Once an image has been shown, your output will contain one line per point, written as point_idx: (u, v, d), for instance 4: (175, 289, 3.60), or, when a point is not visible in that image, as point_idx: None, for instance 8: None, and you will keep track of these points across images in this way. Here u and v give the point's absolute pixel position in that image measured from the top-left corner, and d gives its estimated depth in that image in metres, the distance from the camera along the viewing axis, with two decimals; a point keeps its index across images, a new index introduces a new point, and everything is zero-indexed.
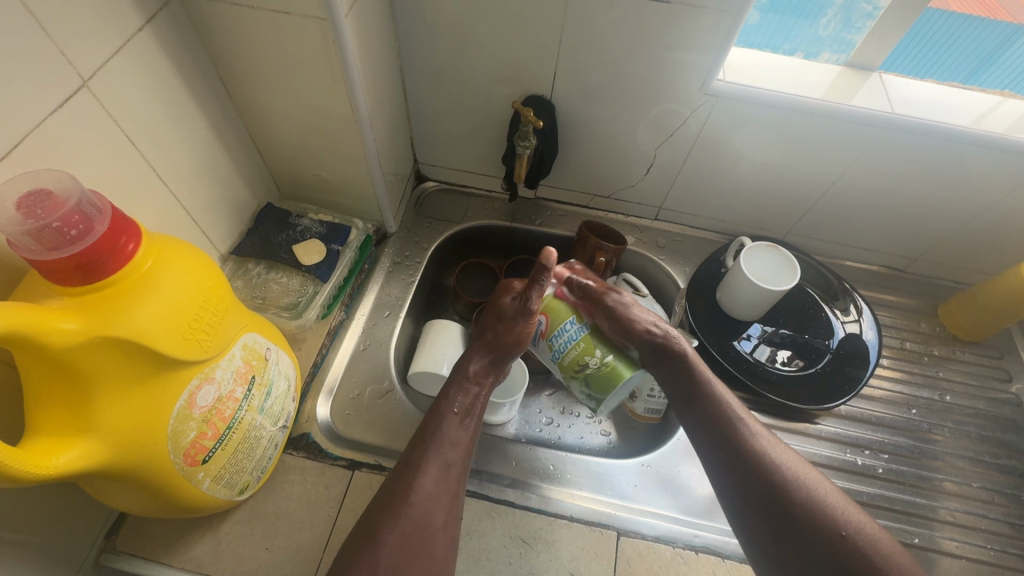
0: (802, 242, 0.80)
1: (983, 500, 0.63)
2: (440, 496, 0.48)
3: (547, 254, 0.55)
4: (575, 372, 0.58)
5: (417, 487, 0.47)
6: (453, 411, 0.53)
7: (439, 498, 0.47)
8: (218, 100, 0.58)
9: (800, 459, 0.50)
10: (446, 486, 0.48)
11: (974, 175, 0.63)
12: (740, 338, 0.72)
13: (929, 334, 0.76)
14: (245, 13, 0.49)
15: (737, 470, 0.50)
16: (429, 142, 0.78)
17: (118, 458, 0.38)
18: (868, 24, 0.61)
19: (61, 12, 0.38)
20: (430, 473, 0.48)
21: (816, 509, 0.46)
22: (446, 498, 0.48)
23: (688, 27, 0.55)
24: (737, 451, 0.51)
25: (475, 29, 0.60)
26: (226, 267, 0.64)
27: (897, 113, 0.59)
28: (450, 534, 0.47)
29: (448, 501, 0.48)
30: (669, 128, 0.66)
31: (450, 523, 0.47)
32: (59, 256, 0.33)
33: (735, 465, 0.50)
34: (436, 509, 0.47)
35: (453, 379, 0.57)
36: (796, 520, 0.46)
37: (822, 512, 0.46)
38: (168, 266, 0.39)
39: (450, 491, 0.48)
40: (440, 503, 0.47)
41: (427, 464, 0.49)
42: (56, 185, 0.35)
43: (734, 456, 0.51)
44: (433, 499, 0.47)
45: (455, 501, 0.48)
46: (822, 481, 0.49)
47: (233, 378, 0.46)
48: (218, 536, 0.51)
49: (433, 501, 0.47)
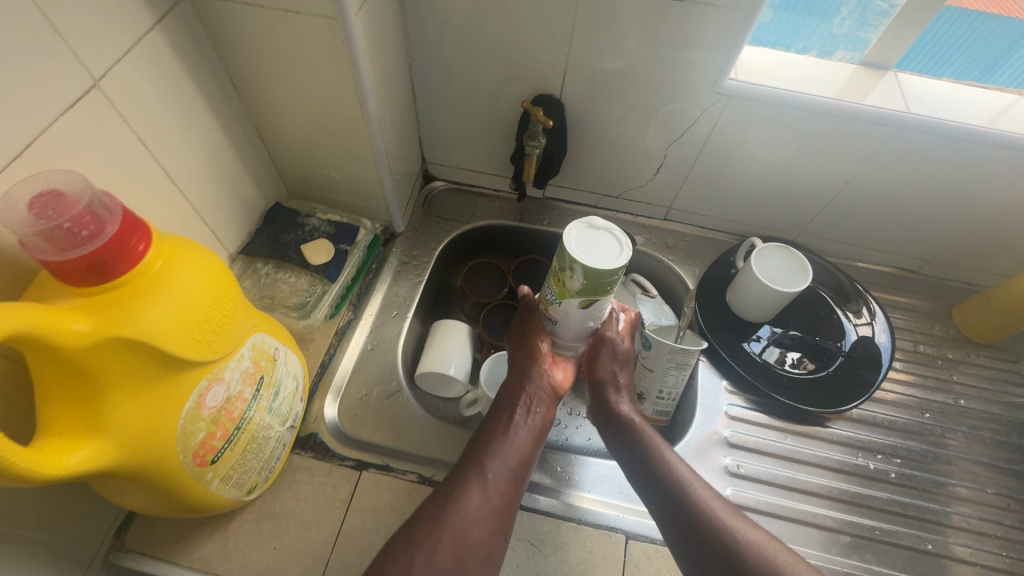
0: (813, 243, 0.79)
1: (997, 506, 0.62)
2: (481, 512, 0.47)
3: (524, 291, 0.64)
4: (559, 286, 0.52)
5: (457, 502, 0.47)
6: (498, 431, 0.53)
7: (482, 515, 0.46)
8: (227, 99, 0.58)
9: (757, 527, 0.47)
10: (489, 502, 0.47)
11: (991, 176, 0.62)
12: (750, 340, 0.72)
13: (943, 336, 0.75)
14: (254, 12, 0.49)
15: (693, 541, 0.46)
16: (437, 142, 0.78)
17: (128, 459, 0.38)
18: (884, 22, 0.60)
19: (72, 11, 0.38)
20: (471, 491, 0.47)
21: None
22: (487, 513, 0.47)
23: (700, 26, 0.54)
24: (693, 520, 0.47)
25: (484, 28, 0.60)
26: (234, 267, 0.64)
27: (912, 112, 0.58)
28: (487, 550, 0.45)
29: (488, 518, 0.47)
30: (680, 128, 0.66)
31: (490, 539, 0.46)
32: (69, 257, 0.33)
33: (691, 537, 0.47)
34: (474, 525, 0.46)
35: (499, 400, 0.57)
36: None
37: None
38: (179, 267, 0.39)
39: (493, 508, 0.47)
40: (483, 520, 0.46)
41: (469, 480, 0.48)
42: (67, 185, 0.35)
43: (690, 526, 0.47)
44: (474, 515, 0.46)
45: (498, 517, 0.47)
46: (782, 551, 0.45)
47: (242, 378, 0.45)
48: (226, 536, 0.51)
49: (472, 517, 0.46)
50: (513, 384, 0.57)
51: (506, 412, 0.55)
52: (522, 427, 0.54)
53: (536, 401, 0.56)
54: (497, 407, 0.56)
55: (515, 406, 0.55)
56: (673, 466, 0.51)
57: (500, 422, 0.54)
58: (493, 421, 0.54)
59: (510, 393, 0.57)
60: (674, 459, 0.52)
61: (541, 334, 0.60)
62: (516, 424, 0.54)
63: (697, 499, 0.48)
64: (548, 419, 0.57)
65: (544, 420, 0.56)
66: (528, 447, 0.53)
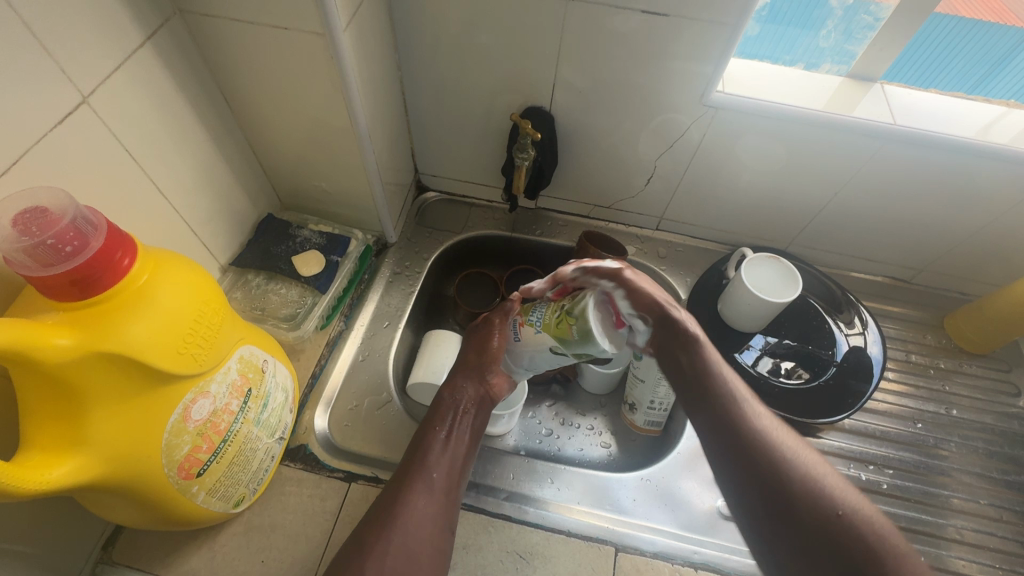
0: (805, 253, 0.79)
1: (991, 517, 0.62)
2: (429, 514, 0.47)
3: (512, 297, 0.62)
4: (558, 325, 0.54)
5: (404, 508, 0.46)
6: (439, 435, 0.52)
7: (430, 517, 0.47)
8: (218, 112, 0.58)
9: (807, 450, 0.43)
10: (436, 504, 0.48)
11: (981, 185, 0.62)
12: (742, 350, 0.71)
13: (935, 346, 0.75)
14: (243, 28, 0.49)
15: (770, 502, 0.40)
16: (430, 154, 0.78)
17: (112, 473, 0.38)
18: (869, 35, 0.61)
19: (61, 30, 0.39)
20: (418, 495, 0.47)
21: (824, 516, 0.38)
22: (436, 514, 0.47)
23: (686, 40, 0.55)
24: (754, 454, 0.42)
25: (474, 41, 0.61)
26: (226, 278, 0.65)
27: (898, 123, 0.58)
28: (439, 549, 0.46)
29: (437, 517, 0.47)
30: (669, 138, 0.66)
31: (439, 537, 0.46)
32: (53, 272, 0.33)
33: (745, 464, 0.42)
34: (424, 526, 0.46)
35: (438, 399, 0.56)
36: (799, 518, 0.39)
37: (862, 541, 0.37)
38: (163, 282, 0.39)
39: (441, 511, 0.48)
40: (431, 521, 0.46)
41: (415, 485, 0.48)
42: (52, 202, 0.35)
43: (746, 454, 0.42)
44: (422, 518, 0.46)
45: (446, 517, 0.48)
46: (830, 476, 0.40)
47: (228, 392, 0.46)
48: (213, 548, 0.51)
49: (421, 518, 0.46)
50: (453, 387, 0.56)
51: (447, 414, 0.54)
52: (463, 429, 0.54)
53: (474, 407, 0.56)
54: (438, 405, 0.55)
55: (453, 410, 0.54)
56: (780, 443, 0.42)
57: (440, 424, 0.53)
58: (431, 426, 0.53)
59: (448, 396, 0.56)
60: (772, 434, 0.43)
61: (495, 336, 0.59)
62: (458, 429, 0.54)
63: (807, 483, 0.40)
64: (484, 424, 0.56)
65: (478, 426, 0.55)
66: (466, 453, 0.53)
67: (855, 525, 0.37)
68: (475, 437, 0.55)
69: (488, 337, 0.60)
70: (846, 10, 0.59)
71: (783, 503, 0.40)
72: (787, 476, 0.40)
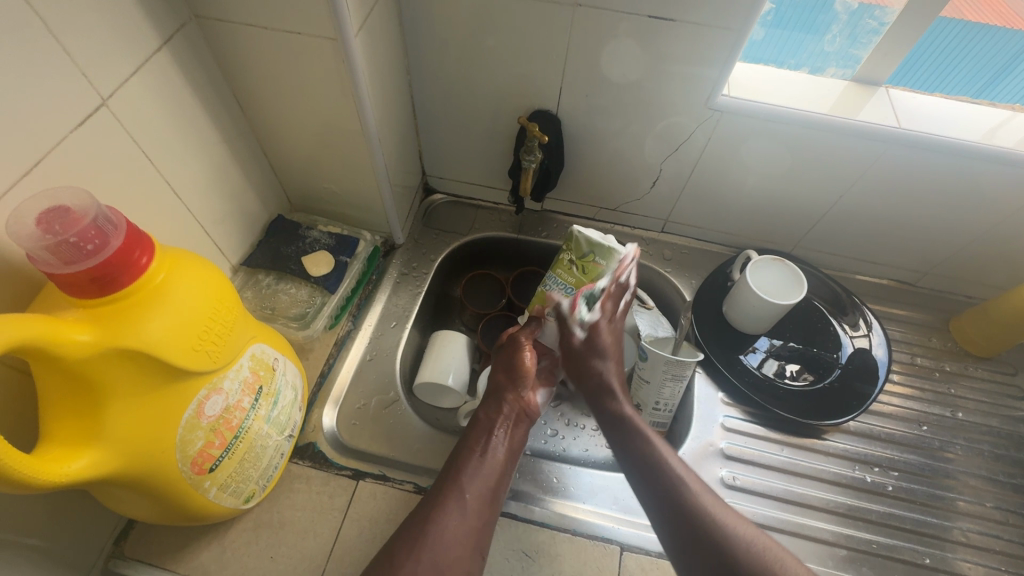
0: (810, 256, 0.80)
1: (997, 520, 0.62)
2: (459, 533, 0.47)
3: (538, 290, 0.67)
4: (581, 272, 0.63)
5: (437, 525, 0.46)
6: (475, 451, 0.53)
7: (461, 536, 0.46)
8: (231, 114, 0.59)
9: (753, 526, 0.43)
10: (469, 523, 0.48)
11: (986, 188, 0.62)
12: (747, 352, 0.72)
13: (940, 349, 0.75)
14: (258, 33, 0.51)
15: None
16: (438, 156, 0.79)
17: (127, 466, 0.39)
18: (874, 39, 0.61)
19: (81, 34, 0.40)
20: (450, 512, 0.47)
21: None
22: (466, 533, 0.47)
23: (691, 44, 0.56)
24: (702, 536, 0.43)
25: (482, 45, 0.62)
26: (237, 278, 0.66)
27: (903, 127, 0.59)
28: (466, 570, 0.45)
29: (467, 537, 0.47)
30: (675, 141, 0.67)
31: (469, 558, 0.46)
32: (75, 270, 0.34)
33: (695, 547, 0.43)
34: (454, 546, 0.46)
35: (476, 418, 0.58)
36: None
37: None
38: (179, 279, 0.40)
39: (471, 530, 0.47)
40: (461, 541, 0.46)
41: (447, 501, 0.48)
42: (73, 202, 0.36)
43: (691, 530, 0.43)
44: (452, 535, 0.46)
45: (478, 538, 0.47)
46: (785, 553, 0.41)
47: (240, 388, 0.46)
48: (224, 544, 0.52)
49: (451, 538, 0.46)
50: (488, 406, 0.59)
51: (484, 432, 0.56)
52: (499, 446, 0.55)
53: (510, 425, 0.57)
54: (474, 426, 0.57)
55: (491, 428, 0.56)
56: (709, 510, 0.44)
57: (477, 442, 0.55)
58: (468, 443, 0.54)
59: (484, 416, 0.58)
60: (698, 493, 0.45)
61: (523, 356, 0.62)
62: (493, 445, 0.55)
63: (731, 537, 0.42)
64: (522, 442, 0.58)
65: (517, 443, 0.57)
66: (503, 468, 0.53)
67: None
68: (514, 454, 0.56)
69: (517, 356, 0.62)
70: (851, 14, 0.60)
71: None
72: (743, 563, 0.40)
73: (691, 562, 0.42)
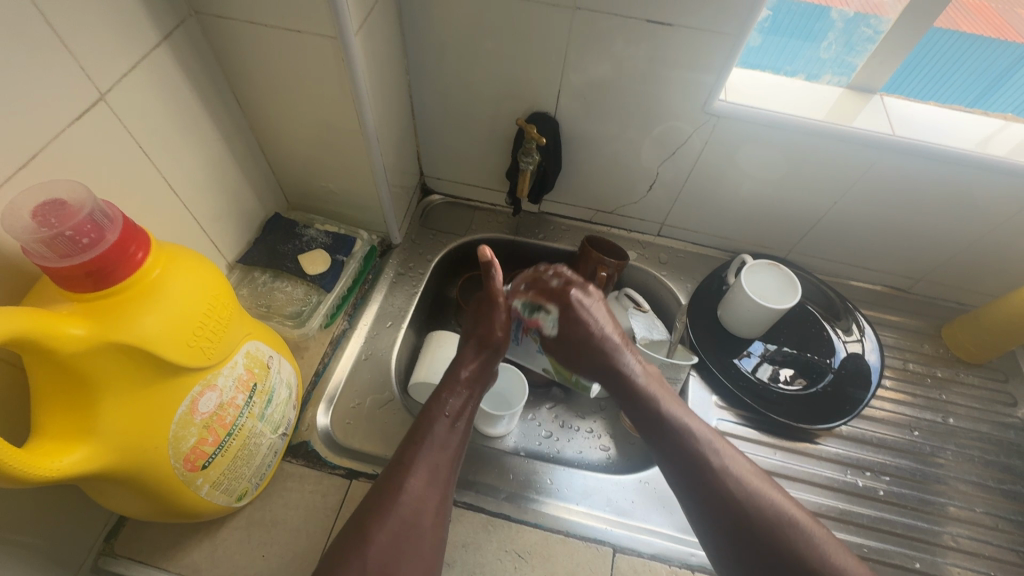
0: (804, 261, 0.80)
1: (987, 526, 0.62)
2: (428, 499, 0.48)
3: (484, 252, 0.59)
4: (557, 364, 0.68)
5: (405, 491, 0.48)
6: (444, 415, 0.54)
7: (429, 504, 0.48)
8: (229, 111, 0.59)
9: (741, 455, 0.52)
10: (435, 491, 0.49)
11: (978, 196, 0.63)
12: (741, 356, 0.72)
13: (933, 355, 0.76)
14: (257, 31, 0.51)
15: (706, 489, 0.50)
16: (436, 157, 0.79)
17: (119, 461, 0.38)
18: (869, 47, 0.62)
19: (80, 30, 0.40)
20: (419, 478, 0.49)
21: (763, 509, 0.48)
22: (434, 502, 0.48)
23: (687, 49, 0.56)
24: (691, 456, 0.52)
25: (481, 47, 0.62)
26: (232, 275, 0.66)
27: (897, 134, 0.59)
28: (439, 538, 0.47)
29: (436, 504, 0.49)
30: (672, 146, 0.67)
31: (438, 526, 0.48)
32: (71, 263, 0.34)
33: (686, 466, 0.51)
34: (426, 513, 0.47)
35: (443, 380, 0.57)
36: (762, 544, 0.46)
37: (796, 530, 0.46)
38: (175, 274, 0.40)
39: (436, 498, 0.49)
40: (427, 508, 0.48)
41: (415, 467, 0.49)
42: (68, 196, 0.36)
43: (682, 454, 0.52)
44: (423, 501, 0.48)
45: (444, 504, 0.49)
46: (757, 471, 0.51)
47: (234, 385, 0.46)
48: (215, 542, 0.51)
49: (422, 505, 0.47)
50: (455, 368, 0.58)
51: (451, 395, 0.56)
52: (463, 410, 0.55)
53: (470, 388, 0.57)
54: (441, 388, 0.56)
55: (456, 391, 0.56)
56: (705, 440, 0.52)
57: (445, 406, 0.55)
58: (434, 405, 0.55)
59: (450, 376, 0.57)
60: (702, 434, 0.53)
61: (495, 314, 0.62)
62: (459, 409, 0.55)
63: (721, 461, 0.51)
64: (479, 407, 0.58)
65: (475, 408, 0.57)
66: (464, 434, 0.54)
67: (778, 512, 0.48)
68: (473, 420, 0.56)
69: (490, 315, 0.62)
70: (846, 22, 0.60)
71: (725, 500, 0.49)
72: (726, 480, 0.50)
73: (690, 484, 0.51)
